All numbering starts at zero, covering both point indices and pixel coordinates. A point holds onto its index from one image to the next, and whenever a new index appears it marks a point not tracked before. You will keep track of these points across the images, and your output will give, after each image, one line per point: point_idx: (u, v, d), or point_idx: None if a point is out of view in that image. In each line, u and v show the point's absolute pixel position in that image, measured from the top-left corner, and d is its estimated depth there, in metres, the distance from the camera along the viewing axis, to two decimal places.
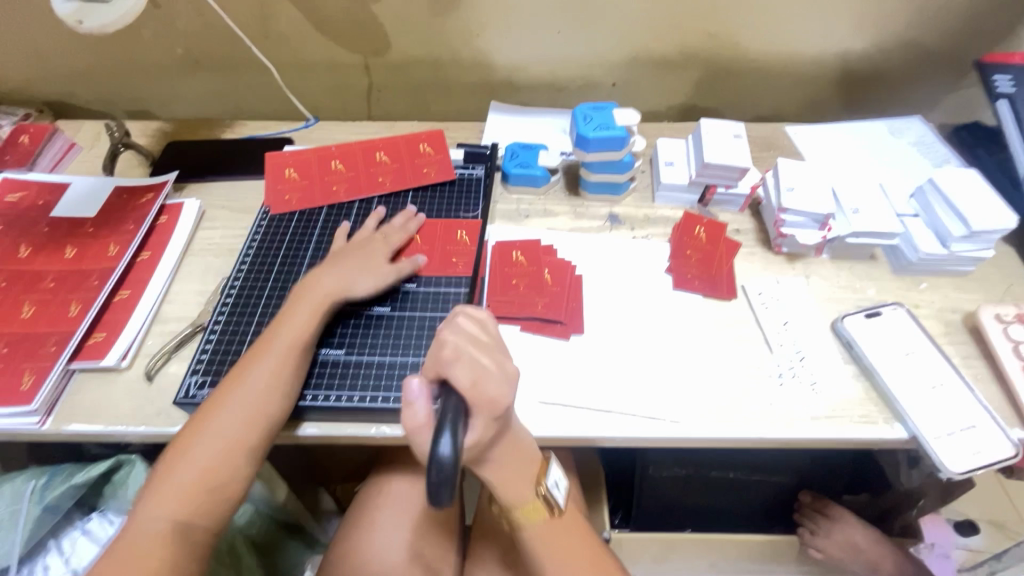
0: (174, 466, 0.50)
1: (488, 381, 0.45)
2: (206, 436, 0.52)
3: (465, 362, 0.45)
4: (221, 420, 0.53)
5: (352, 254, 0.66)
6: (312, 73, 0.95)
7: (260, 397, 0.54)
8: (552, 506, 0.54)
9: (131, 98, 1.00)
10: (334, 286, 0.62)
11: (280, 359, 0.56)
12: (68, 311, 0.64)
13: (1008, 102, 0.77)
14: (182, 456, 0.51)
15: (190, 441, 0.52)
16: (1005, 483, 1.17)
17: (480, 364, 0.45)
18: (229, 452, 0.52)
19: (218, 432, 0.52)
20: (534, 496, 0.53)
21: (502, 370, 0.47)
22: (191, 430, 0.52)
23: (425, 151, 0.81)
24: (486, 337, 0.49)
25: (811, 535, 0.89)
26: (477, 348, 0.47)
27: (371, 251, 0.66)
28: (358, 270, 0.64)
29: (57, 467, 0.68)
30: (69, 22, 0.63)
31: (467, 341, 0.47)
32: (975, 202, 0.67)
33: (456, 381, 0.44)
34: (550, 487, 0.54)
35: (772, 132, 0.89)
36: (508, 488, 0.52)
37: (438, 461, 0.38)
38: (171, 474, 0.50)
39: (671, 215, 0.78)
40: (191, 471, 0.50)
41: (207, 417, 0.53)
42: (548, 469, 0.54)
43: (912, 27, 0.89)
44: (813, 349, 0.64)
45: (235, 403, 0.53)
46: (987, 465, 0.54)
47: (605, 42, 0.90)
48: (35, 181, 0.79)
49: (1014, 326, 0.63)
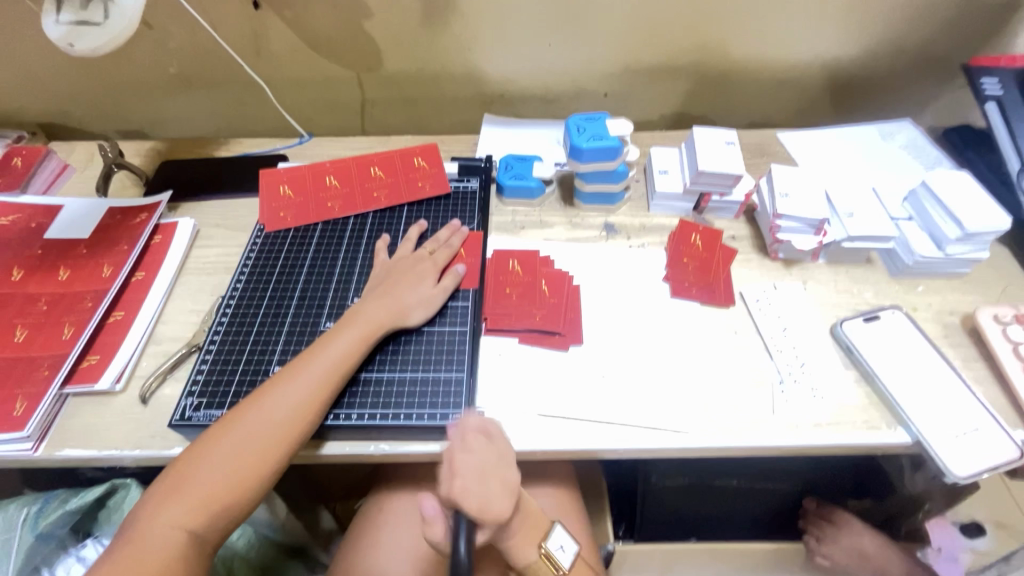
0: (191, 470, 0.50)
1: (494, 503, 0.47)
2: (227, 445, 0.51)
3: (474, 492, 0.46)
4: (245, 431, 0.52)
5: (402, 275, 0.66)
6: (305, 90, 0.96)
7: (292, 415, 0.53)
8: (556, 569, 0.53)
9: (123, 117, 1.00)
10: (385, 310, 0.62)
11: (316, 378, 0.56)
12: (62, 334, 0.63)
13: (997, 103, 0.77)
14: (202, 462, 0.50)
15: (211, 450, 0.51)
16: (1010, 483, 1.16)
17: (486, 489, 0.47)
18: (248, 464, 0.51)
19: (237, 447, 0.51)
20: (537, 557, 0.53)
21: (504, 485, 0.49)
22: (213, 439, 0.52)
23: (419, 165, 0.81)
24: (494, 455, 0.50)
25: (816, 543, 0.88)
26: (489, 474, 0.48)
27: (421, 273, 0.66)
28: (412, 298, 0.64)
29: (51, 493, 0.67)
30: (59, 45, 0.63)
31: (474, 468, 0.47)
32: (967, 204, 0.68)
33: (469, 507, 0.46)
34: (553, 547, 0.53)
35: (765, 139, 0.90)
36: (507, 549, 0.52)
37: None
38: (189, 479, 0.49)
39: (667, 223, 0.78)
40: (208, 481, 0.49)
41: (233, 424, 0.52)
42: (550, 530, 0.54)
43: (897, 32, 0.90)
44: (813, 355, 0.64)
45: (263, 416, 0.53)
46: (991, 468, 0.54)
47: (596, 53, 0.90)
48: (28, 203, 0.78)
49: (1013, 327, 0.63)
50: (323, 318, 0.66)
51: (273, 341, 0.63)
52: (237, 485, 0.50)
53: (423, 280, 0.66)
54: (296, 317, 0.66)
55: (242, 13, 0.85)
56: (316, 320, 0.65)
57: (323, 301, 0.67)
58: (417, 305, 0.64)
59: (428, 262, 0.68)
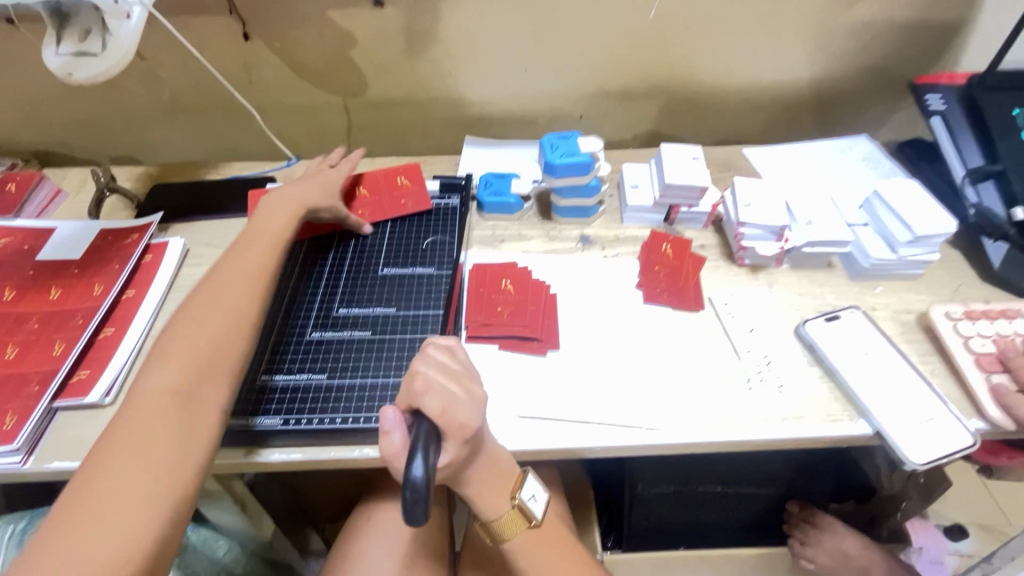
0: (159, 362, 0.52)
1: (458, 408, 0.49)
2: (193, 326, 0.55)
3: (435, 393, 0.49)
4: (202, 325, 0.55)
5: (307, 180, 0.76)
6: (294, 115, 1.00)
7: (239, 303, 0.58)
8: (529, 518, 0.57)
9: (115, 144, 1.03)
10: (302, 198, 0.72)
11: (246, 274, 0.62)
12: (52, 350, 0.65)
13: (942, 118, 0.83)
14: (177, 343, 0.54)
15: (178, 334, 0.55)
16: (989, 484, 1.19)
17: (449, 393, 0.50)
18: (212, 351, 0.54)
19: (202, 324, 0.56)
20: (509, 508, 0.56)
21: (469, 396, 0.51)
22: (179, 327, 0.55)
23: (402, 183, 0.84)
24: (458, 366, 0.53)
25: (801, 545, 0.90)
26: (446, 377, 0.51)
27: (325, 176, 0.78)
28: (322, 193, 0.75)
29: (37, 509, 0.70)
30: (59, 74, 0.67)
31: (437, 371, 0.51)
32: (916, 209, 0.72)
33: (427, 410, 0.48)
34: (525, 499, 0.57)
35: (731, 154, 0.95)
36: (481, 500, 0.55)
37: (411, 483, 0.42)
38: (163, 360, 0.52)
39: (639, 234, 0.82)
40: (183, 354, 0.53)
41: (198, 306, 0.57)
42: (522, 481, 0.57)
43: (850, 55, 0.96)
44: (779, 354, 0.67)
45: (217, 299, 0.58)
46: (946, 456, 0.57)
47: (570, 77, 0.96)
48: (21, 227, 0.81)
49: (963, 322, 0.67)
50: (309, 327, 0.68)
51: (261, 350, 0.66)
52: (207, 368, 0.53)
53: (323, 180, 0.77)
54: (281, 330, 0.68)
55: (233, 44, 0.90)
56: (303, 330, 0.68)
57: (309, 313, 0.70)
58: (315, 197, 0.73)
59: (328, 171, 0.79)
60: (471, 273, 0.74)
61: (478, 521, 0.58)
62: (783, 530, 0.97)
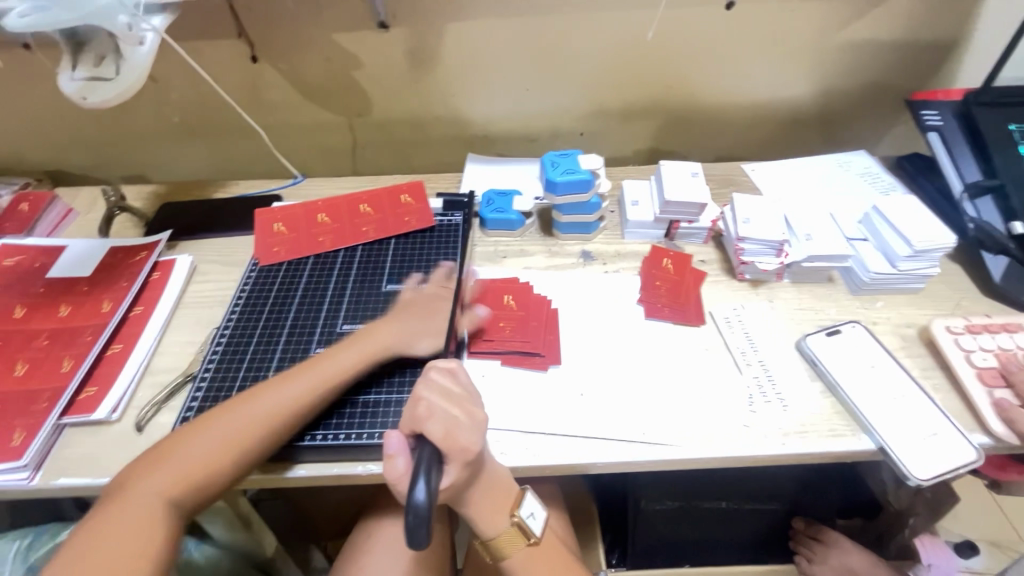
0: (177, 448, 0.54)
1: (460, 431, 0.50)
2: (213, 430, 0.55)
3: (437, 417, 0.50)
4: (233, 419, 0.56)
5: (415, 309, 0.69)
6: (300, 135, 1.02)
7: (268, 425, 0.56)
8: (528, 535, 0.56)
9: (125, 163, 1.05)
10: (394, 336, 0.66)
11: (307, 385, 0.60)
12: (61, 366, 0.66)
13: (938, 133, 0.84)
14: (193, 441, 0.54)
15: (200, 430, 0.55)
16: (998, 498, 1.17)
17: (451, 416, 0.51)
18: (227, 452, 0.54)
19: (223, 431, 0.55)
20: (508, 525, 0.56)
21: (471, 420, 0.51)
22: (208, 420, 0.56)
23: (405, 202, 0.86)
24: (461, 392, 0.53)
25: (808, 563, 0.88)
26: (448, 401, 0.52)
27: (436, 308, 0.70)
28: (422, 330, 0.67)
29: (43, 526, 0.73)
30: (74, 98, 0.69)
31: (439, 396, 0.52)
32: (914, 224, 0.73)
33: (429, 434, 0.49)
34: (524, 517, 0.56)
35: (730, 170, 0.96)
36: (481, 518, 0.55)
37: (413, 506, 0.43)
38: (172, 454, 0.53)
39: (640, 250, 0.83)
40: (189, 457, 0.53)
41: (233, 411, 0.57)
42: (520, 499, 0.57)
43: (846, 73, 0.98)
44: (781, 369, 0.67)
45: (251, 409, 0.57)
46: (948, 472, 0.57)
47: (571, 96, 0.98)
48: (32, 246, 0.82)
49: (964, 337, 0.67)
50: (313, 343, 0.69)
51: (266, 366, 0.67)
52: (211, 470, 0.54)
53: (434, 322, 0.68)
54: (285, 347, 0.69)
55: (242, 66, 0.92)
56: (307, 346, 0.69)
57: (313, 329, 0.71)
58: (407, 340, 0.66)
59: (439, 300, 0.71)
60: (478, 292, 0.75)
61: (477, 538, 0.58)
62: (789, 547, 0.95)
